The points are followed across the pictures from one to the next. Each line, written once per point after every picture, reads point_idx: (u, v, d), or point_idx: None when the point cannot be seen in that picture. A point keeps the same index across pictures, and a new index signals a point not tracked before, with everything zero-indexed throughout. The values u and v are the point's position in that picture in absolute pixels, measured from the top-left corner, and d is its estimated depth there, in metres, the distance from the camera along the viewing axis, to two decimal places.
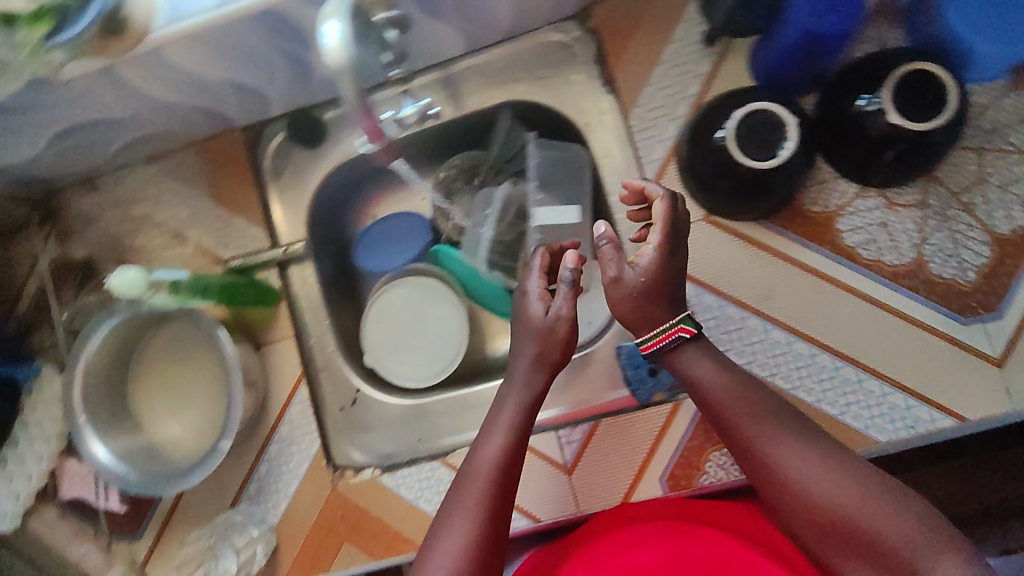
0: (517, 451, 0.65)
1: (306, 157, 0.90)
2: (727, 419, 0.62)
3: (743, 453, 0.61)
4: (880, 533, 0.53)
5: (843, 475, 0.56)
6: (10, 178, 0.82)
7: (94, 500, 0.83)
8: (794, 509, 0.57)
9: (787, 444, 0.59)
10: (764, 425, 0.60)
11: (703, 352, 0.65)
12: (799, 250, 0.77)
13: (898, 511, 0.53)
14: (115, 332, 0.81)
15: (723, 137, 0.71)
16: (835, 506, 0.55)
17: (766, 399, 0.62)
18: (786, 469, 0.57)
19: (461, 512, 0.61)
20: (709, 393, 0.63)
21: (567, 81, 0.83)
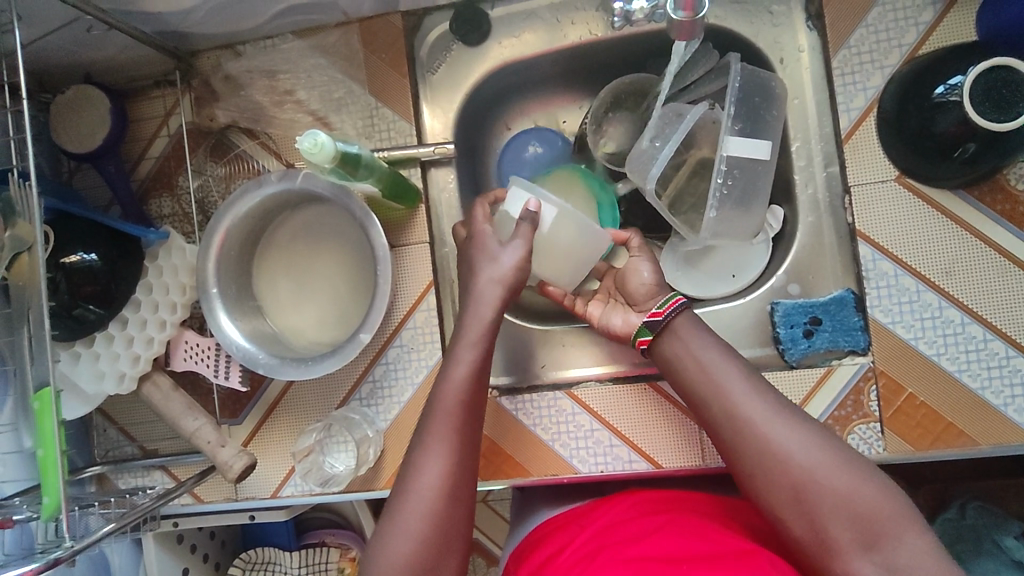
0: (479, 390, 0.67)
1: (466, 56, 0.85)
2: (704, 385, 0.63)
3: (718, 413, 0.61)
4: (848, 497, 0.54)
5: (812, 442, 0.57)
6: (162, 26, 0.77)
7: (212, 376, 0.80)
8: (754, 473, 0.58)
9: (755, 402, 0.60)
10: (737, 382, 0.62)
11: (687, 314, 0.67)
12: (994, 229, 0.72)
13: (864, 479, 0.55)
14: (254, 206, 0.76)
15: (956, 94, 0.66)
16: (804, 472, 0.56)
17: (742, 373, 0.62)
18: (755, 423, 0.59)
19: (432, 449, 0.63)
20: (699, 355, 0.64)
21: (769, 10, 0.79)
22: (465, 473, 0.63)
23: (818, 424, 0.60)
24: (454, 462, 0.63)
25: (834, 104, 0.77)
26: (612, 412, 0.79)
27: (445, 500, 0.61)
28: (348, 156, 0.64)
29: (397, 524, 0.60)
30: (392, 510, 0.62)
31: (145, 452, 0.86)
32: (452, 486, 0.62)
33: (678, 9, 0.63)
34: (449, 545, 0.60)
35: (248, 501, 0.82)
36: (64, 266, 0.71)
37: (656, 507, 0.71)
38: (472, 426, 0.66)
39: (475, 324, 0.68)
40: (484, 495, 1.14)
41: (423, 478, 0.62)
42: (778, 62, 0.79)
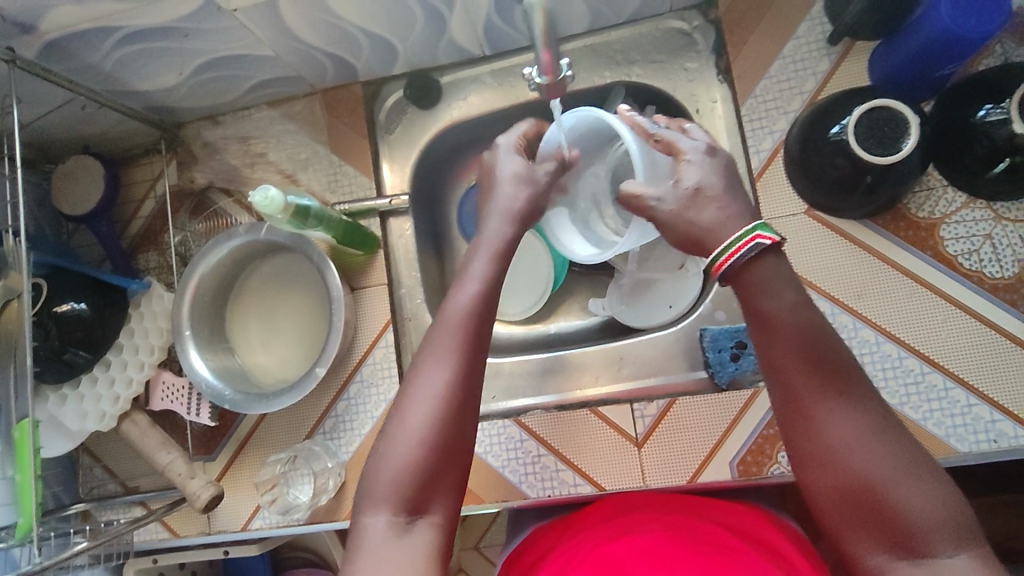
0: (488, 312, 0.60)
1: (419, 117, 0.94)
2: (779, 366, 0.53)
3: (783, 394, 0.53)
4: (912, 521, 0.47)
5: (886, 449, 0.49)
6: (148, 102, 0.88)
7: (184, 413, 0.87)
8: (811, 470, 0.51)
9: (836, 393, 0.51)
10: (808, 362, 0.52)
11: (779, 275, 0.55)
12: (899, 254, 0.78)
13: (939, 502, 0.48)
14: (225, 256, 0.84)
15: (843, 132, 0.73)
16: (869, 484, 0.48)
17: (827, 357, 0.52)
18: (826, 420, 0.51)
19: (437, 357, 0.57)
20: (779, 330, 0.53)
21: (684, 67, 0.87)
22: (473, 385, 0.57)
23: (903, 426, 0.51)
24: (459, 375, 0.56)
25: (746, 147, 0.84)
26: (556, 438, 0.84)
27: (452, 412, 0.55)
28: (300, 208, 0.73)
29: (397, 438, 0.54)
30: (388, 425, 0.56)
31: (126, 489, 0.91)
32: (458, 393, 0.56)
33: (541, 74, 0.61)
34: (447, 468, 0.55)
35: (220, 534, 0.87)
36: (55, 314, 0.79)
37: (637, 507, 0.71)
38: (483, 345, 0.59)
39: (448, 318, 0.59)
40: (474, 540, 1.16)
41: (426, 387, 0.56)
42: (695, 112, 0.87)
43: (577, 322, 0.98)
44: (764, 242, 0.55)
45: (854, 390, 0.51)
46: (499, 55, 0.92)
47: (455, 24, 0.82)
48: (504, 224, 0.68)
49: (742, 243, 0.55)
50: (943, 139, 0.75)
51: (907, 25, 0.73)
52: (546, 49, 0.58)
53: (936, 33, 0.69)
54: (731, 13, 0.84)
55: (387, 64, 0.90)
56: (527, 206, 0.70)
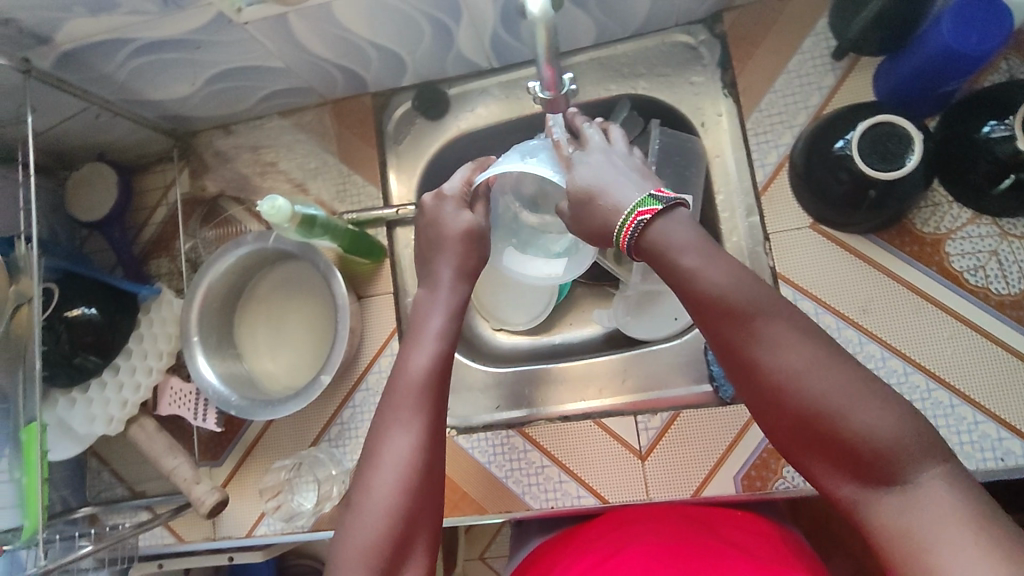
0: (441, 377, 0.63)
1: (427, 128, 0.95)
2: (708, 320, 0.54)
3: (719, 346, 0.54)
4: (866, 434, 0.48)
5: (825, 370, 0.50)
6: (161, 112, 0.89)
7: (192, 419, 0.87)
8: (765, 409, 0.52)
9: (766, 330, 0.52)
10: (731, 314, 0.52)
11: (683, 230, 0.56)
12: (905, 269, 0.77)
13: (884, 408, 0.49)
14: (233, 264, 0.85)
15: (847, 147, 0.73)
16: (817, 410, 0.50)
17: (748, 299, 0.53)
18: (762, 358, 0.51)
19: (399, 426, 0.60)
20: (700, 285, 0.54)
21: (690, 81, 0.88)
22: (437, 453, 0.60)
23: (835, 343, 0.52)
24: (421, 446, 0.59)
25: (751, 161, 0.84)
26: (559, 449, 0.84)
27: (418, 480, 0.58)
28: (306, 218, 0.74)
29: (364, 508, 0.56)
30: (357, 493, 0.58)
31: (134, 493, 0.92)
32: (421, 462, 0.58)
33: (544, 87, 0.65)
34: (415, 529, 0.57)
35: (225, 540, 0.88)
36: (67, 319, 0.81)
37: (640, 524, 0.71)
38: (439, 414, 0.62)
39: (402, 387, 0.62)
40: (480, 551, 1.15)
41: (392, 454, 0.58)
42: (700, 126, 0.87)
43: (582, 333, 0.98)
44: (653, 212, 0.57)
45: (780, 320, 0.52)
46: (506, 67, 0.93)
47: (462, 37, 0.83)
48: (454, 289, 0.70)
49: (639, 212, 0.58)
50: (948, 156, 0.75)
51: (911, 42, 0.73)
52: (547, 65, 0.60)
53: (937, 50, 0.69)
54: (737, 28, 0.85)
55: (396, 76, 0.91)
56: (473, 264, 0.72)
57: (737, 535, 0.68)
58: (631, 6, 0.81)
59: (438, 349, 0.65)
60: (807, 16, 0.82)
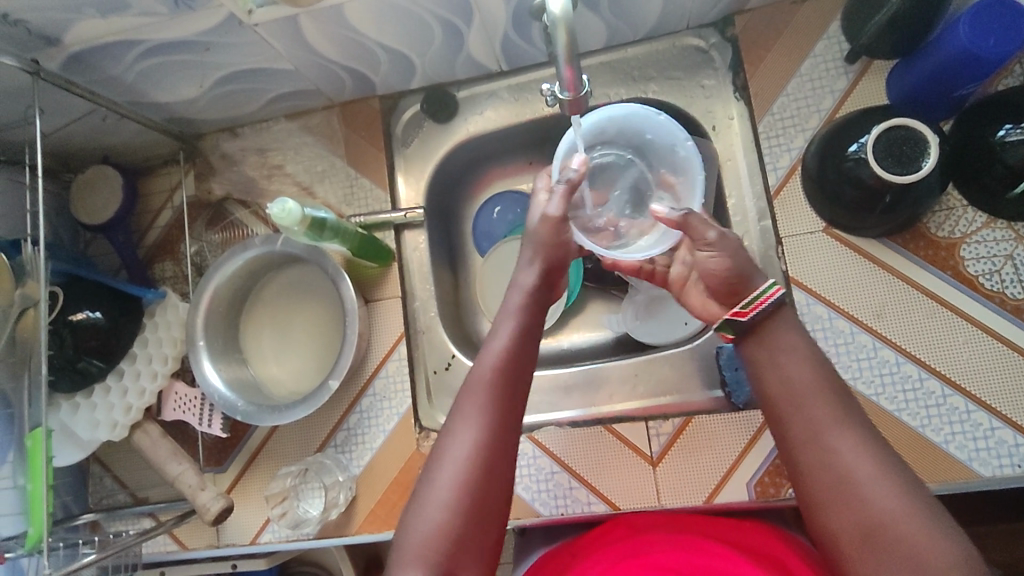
0: (518, 374, 0.63)
1: (435, 131, 0.95)
2: (790, 409, 0.58)
3: (795, 436, 0.57)
4: (921, 551, 0.48)
5: (894, 482, 0.52)
6: (168, 114, 0.89)
7: (197, 424, 0.86)
8: (826, 501, 0.54)
9: (851, 434, 0.55)
10: (825, 400, 0.57)
11: (793, 327, 0.62)
12: (919, 273, 0.77)
13: (943, 535, 0.49)
14: (241, 267, 0.84)
15: (861, 151, 0.72)
16: (879, 514, 0.51)
17: (837, 402, 0.57)
18: (838, 455, 0.54)
19: (469, 417, 0.60)
20: (795, 377, 0.59)
21: (701, 84, 0.87)
22: (503, 449, 0.59)
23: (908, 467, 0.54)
24: (488, 442, 0.58)
25: (762, 164, 0.84)
26: (570, 455, 0.83)
27: (480, 474, 0.57)
28: (315, 220, 0.73)
29: (431, 497, 0.56)
30: (423, 481, 0.58)
31: (136, 500, 0.91)
32: (487, 455, 0.58)
33: (564, 90, 0.62)
34: (478, 527, 0.56)
35: (228, 548, 0.86)
36: (70, 323, 0.80)
37: (651, 531, 0.69)
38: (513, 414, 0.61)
39: (478, 379, 0.62)
40: None
41: (460, 444, 0.58)
42: (711, 129, 0.87)
43: (590, 337, 0.98)
44: (783, 296, 0.63)
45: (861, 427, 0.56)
46: (516, 70, 0.92)
47: (473, 39, 0.83)
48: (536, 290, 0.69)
49: (766, 296, 0.62)
50: (964, 160, 0.74)
51: (925, 46, 0.73)
52: (567, 65, 0.59)
53: (953, 54, 0.69)
54: (749, 31, 0.84)
55: (405, 79, 0.91)
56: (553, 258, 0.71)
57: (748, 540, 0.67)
58: (643, 9, 0.80)
59: (517, 339, 0.65)
60: (819, 20, 0.82)
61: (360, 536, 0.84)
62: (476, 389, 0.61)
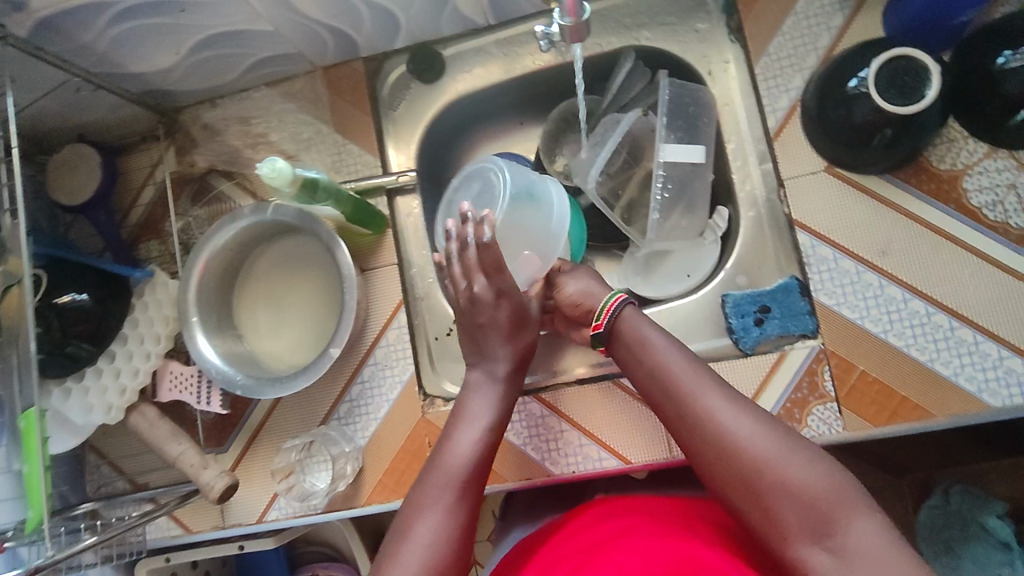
0: (487, 454, 0.68)
1: (423, 92, 0.92)
2: (660, 390, 0.66)
3: (674, 414, 0.64)
4: (798, 483, 0.56)
5: (764, 431, 0.59)
6: (145, 85, 0.85)
7: (195, 402, 0.84)
8: (715, 465, 0.60)
9: (721, 401, 0.62)
10: (684, 377, 0.64)
11: (643, 316, 0.71)
12: (922, 208, 0.76)
13: (811, 465, 0.57)
14: (231, 238, 0.82)
15: (861, 86, 0.72)
16: (760, 462, 0.57)
17: (701, 373, 0.65)
18: (711, 420, 0.61)
19: (435, 507, 0.63)
20: (659, 360, 0.67)
21: (695, 29, 0.86)
22: (466, 534, 0.63)
23: (771, 417, 0.62)
24: (456, 521, 0.62)
25: (761, 106, 0.82)
26: (580, 413, 0.82)
27: (448, 554, 0.61)
28: (307, 181, 0.70)
29: (399, 562, 0.59)
30: (396, 544, 0.61)
31: (135, 486, 0.89)
32: (454, 543, 0.61)
33: (564, 15, 0.62)
34: None
35: (235, 528, 0.84)
36: (56, 306, 0.76)
37: (616, 511, 0.72)
38: (479, 487, 0.66)
39: (445, 472, 0.65)
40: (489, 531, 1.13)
41: (421, 534, 0.61)
42: (707, 74, 0.85)
43: None
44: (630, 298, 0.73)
45: (726, 392, 0.63)
46: (504, 24, 0.89)
47: None
48: (509, 380, 0.74)
49: (614, 301, 0.72)
50: (965, 90, 0.73)
51: None
52: None
53: None
54: None
55: (390, 38, 0.87)
56: (525, 345, 0.75)
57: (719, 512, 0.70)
58: None
59: (486, 428, 0.70)
60: None
61: (369, 507, 0.82)
62: (436, 483, 0.65)
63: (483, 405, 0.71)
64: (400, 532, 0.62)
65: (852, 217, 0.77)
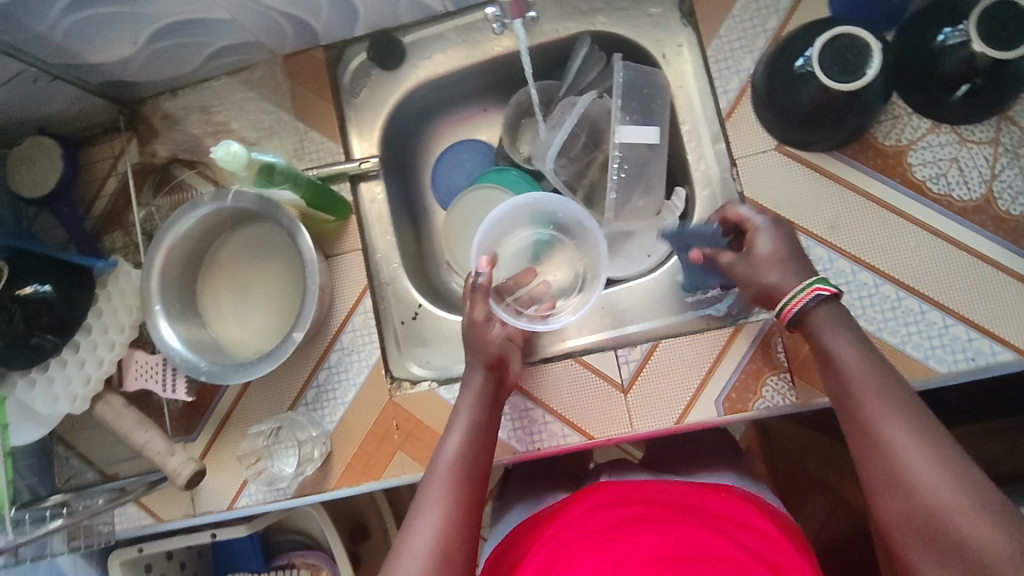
0: (477, 453, 0.70)
1: (384, 80, 0.93)
2: (845, 404, 0.61)
3: (852, 431, 0.60)
4: (969, 537, 0.51)
5: (949, 475, 0.54)
6: (105, 76, 0.85)
7: (160, 390, 0.85)
8: (879, 494, 0.57)
9: (903, 431, 0.56)
10: (870, 401, 0.59)
11: (836, 318, 0.64)
12: (869, 182, 0.78)
13: (991, 520, 0.51)
14: (194, 226, 0.82)
15: (805, 64, 0.73)
16: (930, 505, 0.53)
17: (888, 394, 0.59)
18: (888, 450, 0.56)
19: (429, 510, 0.65)
20: (846, 374, 0.61)
21: (648, 13, 0.88)
22: (463, 535, 0.64)
23: (962, 453, 0.55)
24: (451, 523, 0.64)
25: (713, 87, 0.84)
26: (543, 391, 0.83)
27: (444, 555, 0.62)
28: (263, 165, 0.71)
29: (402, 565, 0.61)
30: (397, 549, 0.63)
31: (105, 477, 0.89)
32: (451, 542, 0.63)
33: None
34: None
35: (206, 515, 0.85)
36: (19, 297, 0.76)
37: (625, 495, 0.73)
38: (474, 489, 0.68)
39: (437, 476, 0.67)
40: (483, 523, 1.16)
41: (418, 539, 0.63)
42: (661, 57, 0.87)
43: None
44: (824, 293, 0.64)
45: (912, 420, 0.57)
46: (462, 11, 0.90)
47: None
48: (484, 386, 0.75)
49: (803, 296, 0.65)
50: (908, 67, 0.75)
51: None
52: None
53: None
54: None
55: (349, 26, 0.88)
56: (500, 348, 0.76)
57: (730, 503, 0.71)
58: None
59: (471, 428, 0.71)
60: None
61: (338, 490, 0.84)
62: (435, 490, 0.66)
63: (462, 414, 0.73)
64: (401, 538, 0.64)
65: (802, 193, 0.80)
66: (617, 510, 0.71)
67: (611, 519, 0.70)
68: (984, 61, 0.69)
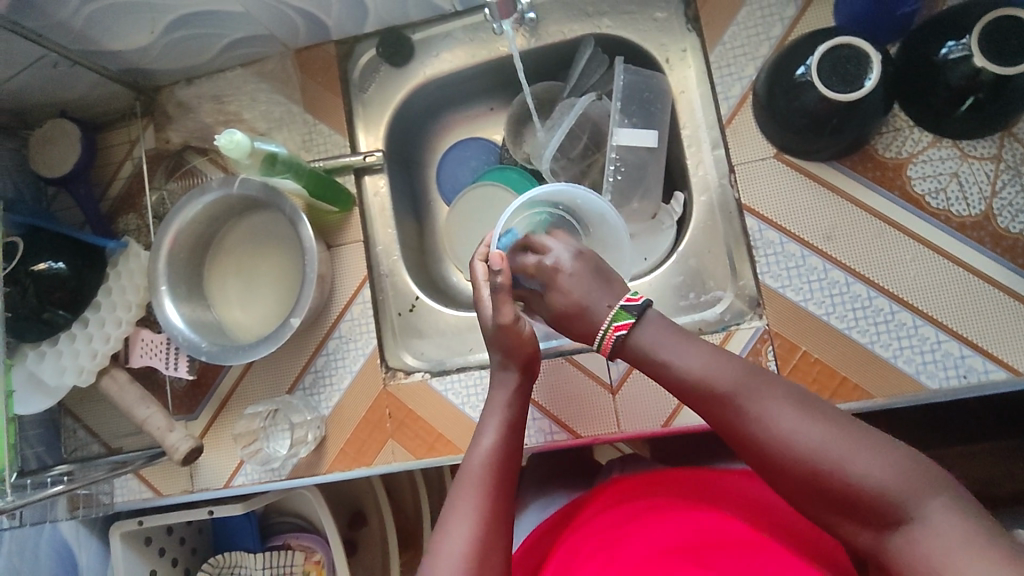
0: (510, 452, 0.68)
1: (392, 75, 0.94)
2: (707, 401, 0.59)
3: (727, 424, 0.58)
4: (861, 478, 0.51)
5: (824, 426, 0.54)
6: (123, 63, 0.88)
7: (164, 368, 0.88)
8: (776, 473, 0.55)
9: (775, 403, 0.56)
10: (724, 383, 0.58)
11: (651, 327, 0.64)
12: (867, 194, 0.78)
13: (872, 451, 0.52)
14: (201, 211, 0.85)
15: (805, 73, 0.73)
16: (818, 464, 0.52)
17: (729, 369, 0.58)
18: (770, 427, 0.55)
19: (463, 514, 0.62)
20: (687, 371, 0.60)
21: (653, 18, 0.88)
22: (497, 540, 0.61)
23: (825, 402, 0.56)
24: (486, 527, 0.61)
25: (715, 94, 0.84)
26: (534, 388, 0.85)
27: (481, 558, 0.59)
28: (266, 155, 0.74)
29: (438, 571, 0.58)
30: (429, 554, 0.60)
31: (109, 450, 0.92)
32: (486, 545, 0.60)
33: None
34: None
35: (202, 492, 0.88)
36: (33, 272, 0.79)
37: (643, 488, 0.72)
38: (507, 489, 0.65)
39: (468, 476, 0.65)
40: None
41: (452, 544, 0.60)
42: (664, 62, 0.88)
43: None
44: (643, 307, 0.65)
45: (766, 387, 0.57)
46: (471, 10, 0.92)
47: None
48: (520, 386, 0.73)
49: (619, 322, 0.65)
50: (910, 80, 0.75)
51: None
52: None
53: None
54: None
55: (359, 22, 0.90)
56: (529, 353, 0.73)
57: (753, 492, 0.69)
58: None
59: (504, 426, 0.69)
60: None
61: (330, 474, 0.85)
62: (468, 492, 0.63)
63: (493, 413, 0.71)
64: (434, 542, 0.61)
65: (799, 203, 0.80)
66: (633, 504, 0.70)
67: (624, 514, 0.69)
68: (987, 77, 0.68)
